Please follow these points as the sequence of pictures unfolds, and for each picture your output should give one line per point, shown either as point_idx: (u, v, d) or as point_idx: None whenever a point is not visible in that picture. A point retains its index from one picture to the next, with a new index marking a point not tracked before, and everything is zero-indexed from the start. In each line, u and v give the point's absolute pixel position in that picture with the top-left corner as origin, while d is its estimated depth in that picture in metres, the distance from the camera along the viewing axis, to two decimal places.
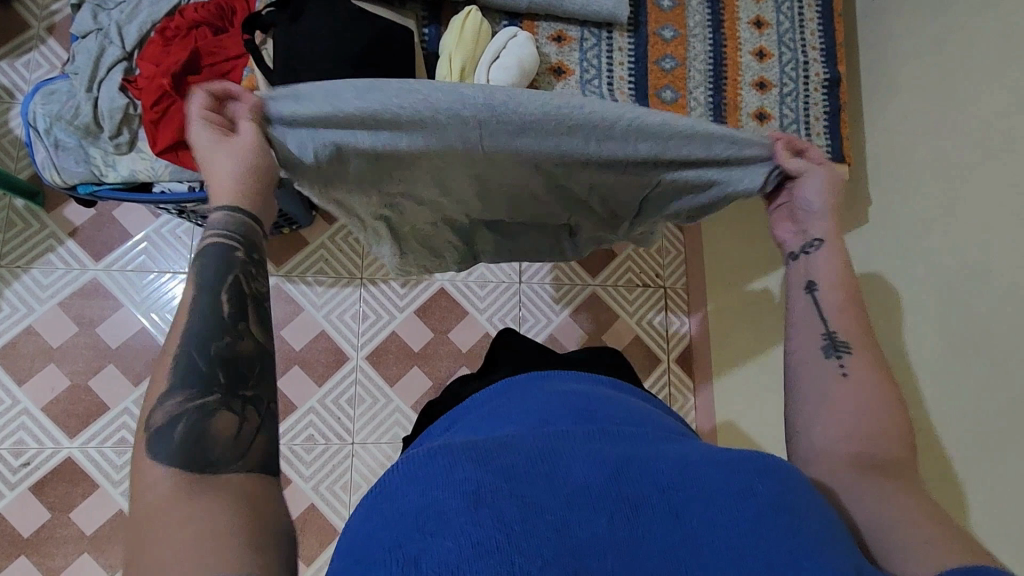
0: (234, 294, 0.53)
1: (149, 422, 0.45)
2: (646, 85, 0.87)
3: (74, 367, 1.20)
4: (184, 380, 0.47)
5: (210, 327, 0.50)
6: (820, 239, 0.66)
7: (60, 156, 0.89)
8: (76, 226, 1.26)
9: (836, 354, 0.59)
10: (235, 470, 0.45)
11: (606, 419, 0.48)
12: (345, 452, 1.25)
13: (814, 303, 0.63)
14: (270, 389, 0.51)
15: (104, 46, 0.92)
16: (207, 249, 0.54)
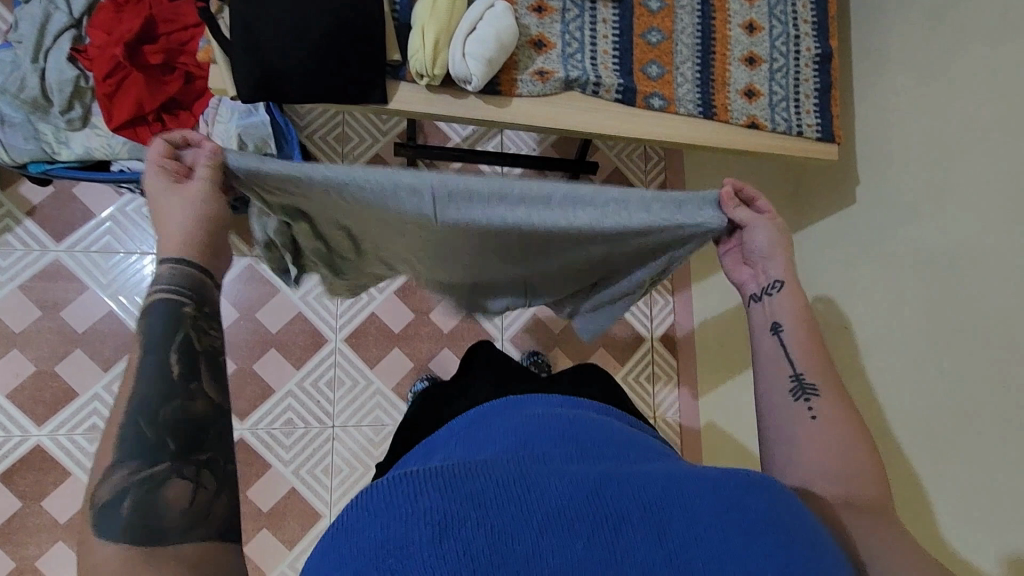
0: (185, 356, 0.48)
1: (94, 497, 0.43)
2: (631, 59, 0.83)
3: (39, 353, 1.16)
4: (132, 450, 0.44)
5: (156, 393, 0.46)
6: (780, 281, 0.61)
7: (7, 133, 0.83)
8: (35, 204, 1.20)
9: (803, 398, 0.57)
10: (186, 542, 0.43)
11: (586, 440, 0.47)
12: (325, 436, 1.24)
13: (781, 345, 0.60)
14: (225, 448, 0.48)
15: (49, 12, 0.85)
16: (152, 304, 0.49)
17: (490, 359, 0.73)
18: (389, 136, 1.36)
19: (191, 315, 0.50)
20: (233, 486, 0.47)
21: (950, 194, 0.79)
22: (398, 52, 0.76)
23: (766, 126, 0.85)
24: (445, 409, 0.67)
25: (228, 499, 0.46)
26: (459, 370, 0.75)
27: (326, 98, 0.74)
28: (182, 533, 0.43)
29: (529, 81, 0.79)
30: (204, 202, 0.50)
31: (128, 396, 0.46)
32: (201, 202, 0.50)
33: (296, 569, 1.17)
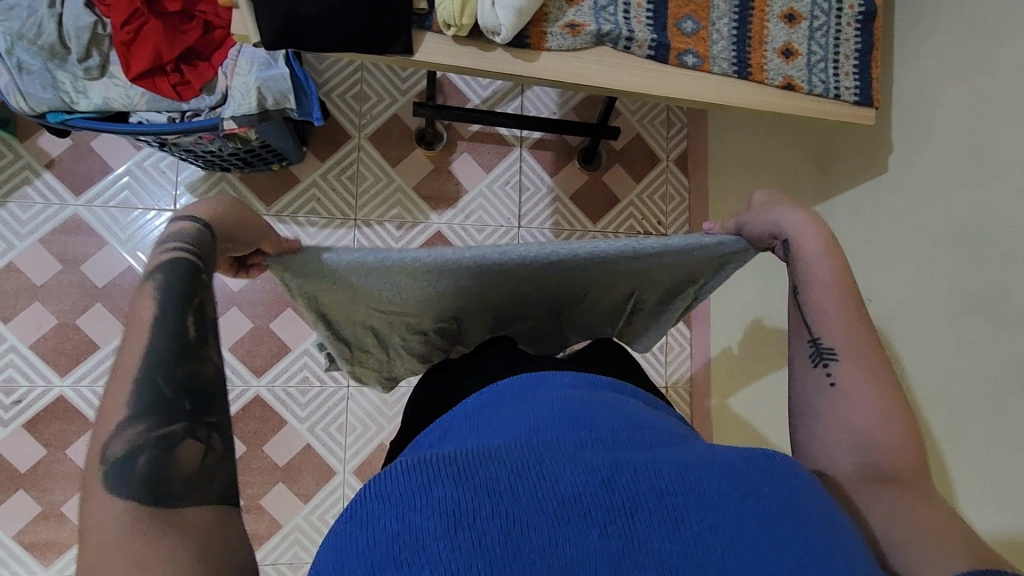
0: (200, 320, 0.50)
1: (105, 453, 0.42)
2: (666, 13, 0.80)
3: (61, 306, 1.17)
4: (147, 407, 0.44)
5: (173, 350, 0.46)
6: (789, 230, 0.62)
7: (25, 80, 0.80)
8: (53, 157, 1.19)
9: (822, 362, 0.57)
10: (199, 505, 0.42)
11: (602, 423, 0.45)
12: (341, 395, 1.25)
13: (800, 310, 0.61)
14: (231, 416, 0.48)
15: None
16: (167, 266, 0.50)
17: (499, 337, 0.71)
18: (407, 96, 1.33)
19: (205, 282, 0.51)
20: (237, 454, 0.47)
21: (988, 162, 0.76)
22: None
23: (803, 88, 0.81)
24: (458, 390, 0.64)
25: (234, 468, 0.46)
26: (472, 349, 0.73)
27: (352, 47, 0.72)
28: (193, 497, 0.42)
29: (559, 34, 0.77)
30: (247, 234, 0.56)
31: (144, 350, 0.46)
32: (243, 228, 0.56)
33: (312, 522, 1.20)
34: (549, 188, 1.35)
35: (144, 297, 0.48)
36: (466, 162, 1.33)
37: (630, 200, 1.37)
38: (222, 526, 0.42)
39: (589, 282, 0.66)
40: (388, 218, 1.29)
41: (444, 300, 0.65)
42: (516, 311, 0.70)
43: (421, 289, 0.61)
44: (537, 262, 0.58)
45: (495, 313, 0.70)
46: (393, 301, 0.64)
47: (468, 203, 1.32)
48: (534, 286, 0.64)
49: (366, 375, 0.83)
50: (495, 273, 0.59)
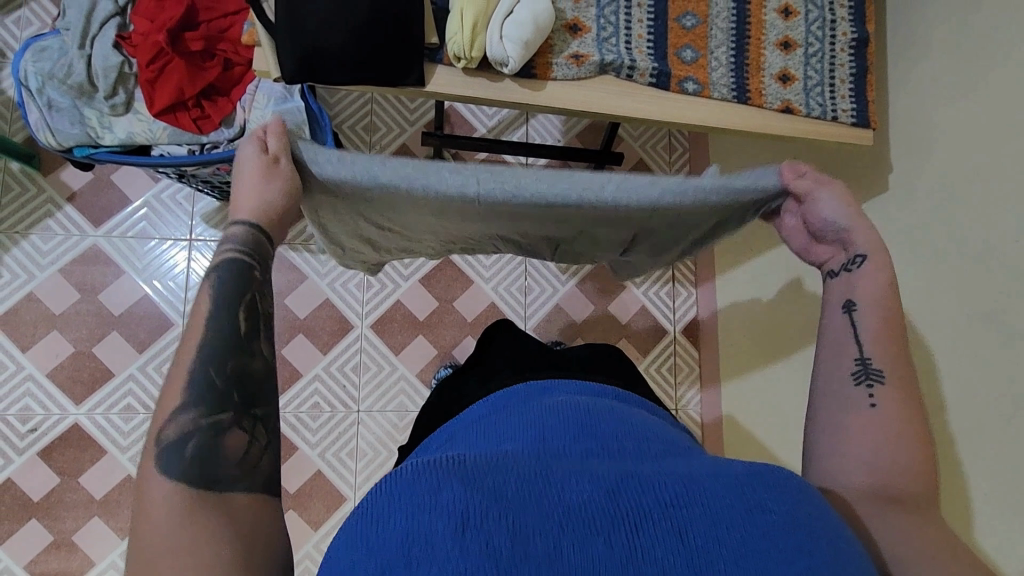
0: (251, 316, 0.52)
1: (159, 434, 0.46)
2: (666, 43, 0.83)
3: (78, 335, 1.19)
4: (199, 397, 0.47)
5: (225, 346, 0.49)
6: (862, 255, 0.59)
7: (53, 117, 0.85)
8: (74, 190, 1.23)
9: (866, 382, 0.56)
10: (242, 490, 0.46)
11: (607, 431, 0.46)
12: (351, 420, 1.26)
13: (851, 325, 0.59)
14: (278, 407, 0.51)
15: None
16: (224, 264, 0.53)
17: (505, 345, 0.71)
18: (415, 126, 1.37)
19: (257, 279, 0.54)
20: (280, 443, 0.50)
21: (983, 181, 0.78)
22: (436, 35, 0.77)
23: (801, 111, 0.84)
24: (461, 397, 0.65)
25: (277, 458, 0.49)
26: (473, 360, 0.72)
27: (372, 77, 0.75)
28: (236, 482, 0.45)
29: (564, 64, 0.80)
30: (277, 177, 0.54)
31: (194, 346, 0.49)
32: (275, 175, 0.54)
33: (321, 550, 1.19)
34: None
35: (201, 292, 0.52)
36: None
37: None
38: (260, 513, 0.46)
39: (591, 231, 0.63)
40: None
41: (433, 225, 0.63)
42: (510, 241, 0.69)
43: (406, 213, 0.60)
44: (527, 206, 0.56)
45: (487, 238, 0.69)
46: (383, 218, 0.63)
47: None
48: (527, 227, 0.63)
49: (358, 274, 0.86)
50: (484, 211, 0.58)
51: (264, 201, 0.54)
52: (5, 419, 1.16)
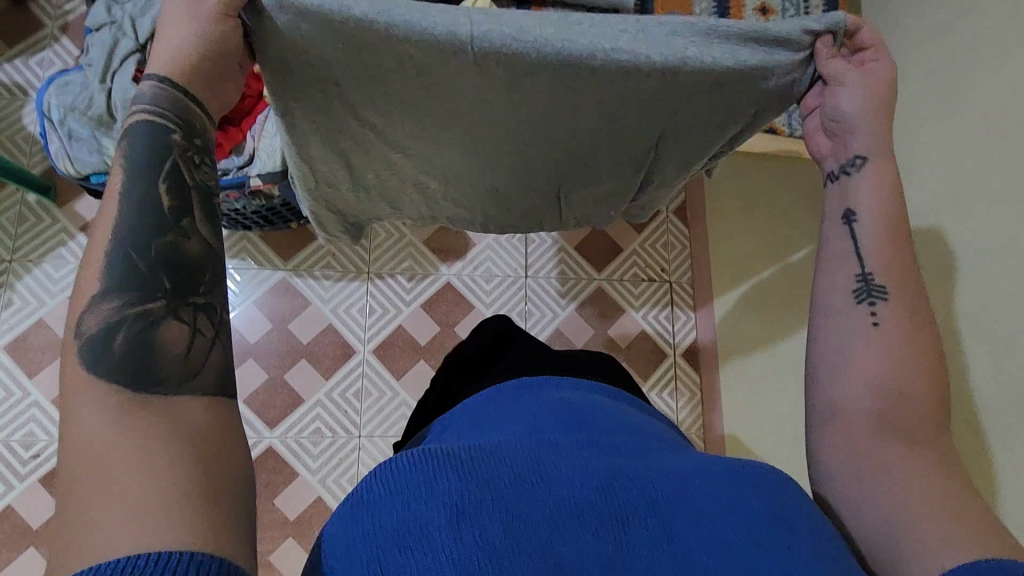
0: (177, 192, 0.49)
1: (80, 328, 0.42)
2: None
3: None
4: (123, 284, 0.44)
5: (149, 226, 0.46)
6: (865, 156, 0.62)
7: (74, 146, 0.90)
8: (87, 220, 1.27)
9: (868, 300, 0.56)
10: (186, 394, 0.42)
11: (598, 427, 0.48)
12: (352, 445, 1.26)
13: (851, 235, 0.60)
14: (220, 296, 0.49)
15: (117, 38, 0.92)
16: (140, 133, 0.50)
17: (516, 355, 0.68)
18: None
19: (177, 148, 0.51)
20: (228, 333, 0.48)
21: None
22: None
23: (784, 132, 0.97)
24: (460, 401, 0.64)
25: (224, 353, 0.47)
26: (479, 352, 0.70)
27: None
28: (177, 383, 0.42)
29: None
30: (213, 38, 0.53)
31: (112, 230, 0.46)
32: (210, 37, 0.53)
33: None
34: (553, 240, 1.41)
35: (115, 168, 0.49)
36: None
37: (632, 249, 1.43)
38: (212, 424, 0.42)
39: (609, 108, 0.68)
40: (400, 270, 1.36)
41: (413, 102, 0.67)
42: (488, 136, 0.72)
43: (384, 82, 0.64)
44: (520, 62, 0.61)
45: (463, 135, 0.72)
46: (352, 98, 0.66)
47: (475, 255, 1.38)
48: (523, 97, 0.66)
49: (326, 217, 0.86)
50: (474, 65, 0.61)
51: (188, 45, 0.53)
52: (8, 445, 1.16)
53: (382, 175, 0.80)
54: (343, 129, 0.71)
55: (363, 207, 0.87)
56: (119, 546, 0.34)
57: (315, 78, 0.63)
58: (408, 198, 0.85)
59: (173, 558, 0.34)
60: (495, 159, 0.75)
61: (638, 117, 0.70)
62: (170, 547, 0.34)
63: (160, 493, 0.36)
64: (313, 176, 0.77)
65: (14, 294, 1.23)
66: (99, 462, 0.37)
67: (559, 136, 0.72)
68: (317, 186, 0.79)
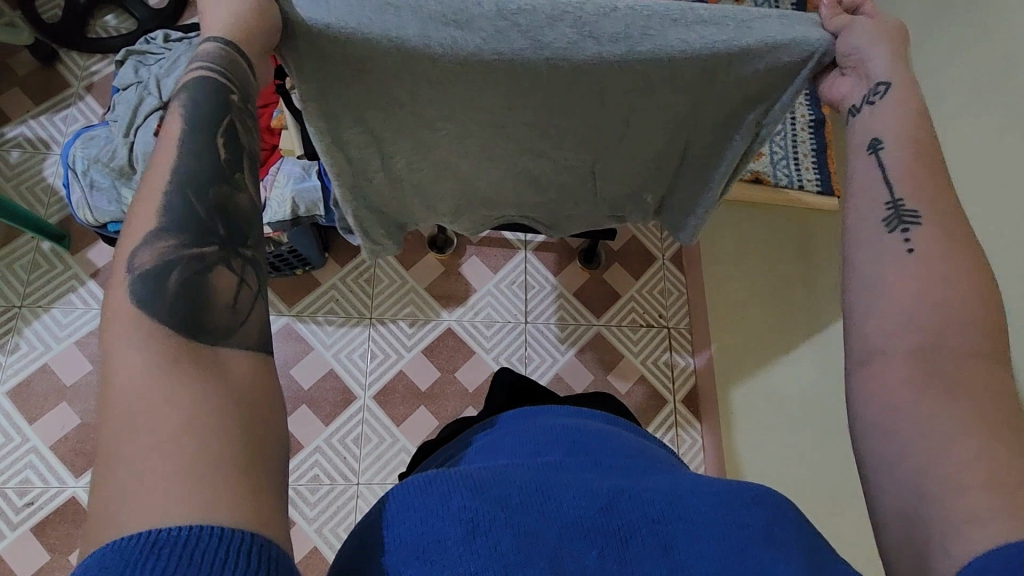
0: (231, 147, 0.55)
1: (133, 263, 0.45)
2: None
3: (86, 406, 1.22)
4: (180, 225, 0.47)
5: (207, 172, 0.51)
6: (886, 82, 0.62)
7: (94, 196, 0.94)
8: (98, 267, 1.31)
9: (901, 227, 0.55)
10: (234, 346, 0.45)
11: (595, 450, 0.55)
12: (350, 493, 1.24)
13: (877, 163, 0.60)
14: (263, 255, 0.53)
15: (142, 96, 0.98)
16: (199, 87, 0.55)
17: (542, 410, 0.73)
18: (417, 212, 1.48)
19: (232, 104, 0.57)
20: (267, 293, 0.51)
21: None
22: None
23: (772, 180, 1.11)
24: None
25: (265, 307, 0.50)
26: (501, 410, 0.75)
27: None
28: (225, 326, 0.45)
29: None
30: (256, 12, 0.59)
31: (171, 176, 0.49)
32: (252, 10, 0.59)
33: None
34: (553, 286, 1.44)
35: (176, 116, 0.54)
36: (475, 265, 1.44)
37: (630, 295, 1.45)
38: (260, 386, 0.44)
39: (640, 59, 0.65)
40: (401, 316, 1.38)
41: (434, 75, 0.67)
42: (512, 113, 0.73)
43: (400, 57, 0.64)
44: (537, 17, 0.62)
45: (488, 111, 0.73)
46: (386, 83, 0.68)
47: (476, 300, 1.41)
48: (545, 62, 0.65)
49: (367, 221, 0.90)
50: (488, 16, 0.62)
51: (235, 18, 0.59)
52: (2, 492, 1.15)
53: (416, 168, 0.84)
54: (377, 111, 0.73)
55: (396, 203, 0.91)
56: (175, 516, 0.34)
57: (344, 67, 0.66)
58: (445, 191, 0.90)
59: (236, 536, 0.35)
60: (524, 140, 0.78)
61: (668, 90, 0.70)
62: (234, 525, 0.35)
63: (219, 466, 0.37)
64: (350, 168, 0.80)
65: (20, 340, 1.25)
66: (158, 425, 0.38)
67: (588, 123, 0.75)
68: (356, 180, 0.83)
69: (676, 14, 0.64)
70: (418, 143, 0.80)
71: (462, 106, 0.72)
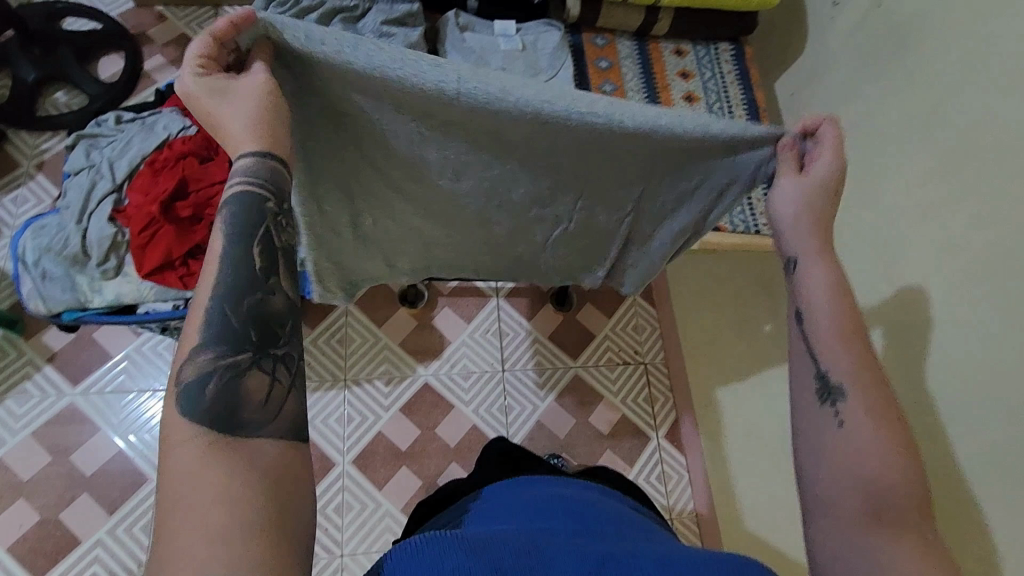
0: (268, 253, 0.52)
1: (179, 376, 0.45)
2: (584, 58, 0.98)
3: (46, 500, 1.16)
4: (217, 337, 0.46)
5: (240, 284, 0.49)
6: (796, 257, 0.63)
7: (46, 286, 0.90)
8: (55, 350, 1.26)
9: (830, 401, 0.56)
10: (266, 440, 0.45)
11: (589, 517, 0.55)
12: (334, 566, 1.19)
13: (805, 341, 0.60)
14: (297, 350, 0.51)
15: (95, 180, 0.96)
16: (235, 199, 0.53)
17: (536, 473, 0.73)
18: None
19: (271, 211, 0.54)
20: (303, 385, 0.50)
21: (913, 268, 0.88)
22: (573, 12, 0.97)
23: (727, 228, 1.15)
24: None
25: (300, 402, 0.49)
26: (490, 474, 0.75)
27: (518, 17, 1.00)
28: (259, 429, 0.45)
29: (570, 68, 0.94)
30: (257, 94, 0.55)
31: (212, 290, 0.48)
32: (254, 94, 0.55)
33: None
34: (528, 331, 1.44)
35: (218, 228, 0.52)
36: (448, 316, 1.43)
37: (605, 334, 1.46)
38: (289, 466, 0.45)
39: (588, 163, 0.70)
40: (376, 375, 1.36)
41: (409, 136, 0.68)
42: (471, 188, 0.75)
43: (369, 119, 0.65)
44: (498, 112, 0.62)
45: (449, 180, 0.74)
46: (363, 146, 0.70)
47: (452, 352, 1.40)
48: (506, 143, 0.68)
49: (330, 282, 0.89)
50: (478, 112, 0.62)
51: (239, 111, 0.55)
52: None
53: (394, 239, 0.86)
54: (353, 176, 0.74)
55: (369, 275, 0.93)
56: None
57: (318, 132, 0.67)
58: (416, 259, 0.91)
59: None
60: (485, 215, 0.81)
61: (615, 176, 0.73)
62: None
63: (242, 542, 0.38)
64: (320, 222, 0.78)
65: None
66: (181, 523, 0.38)
67: (556, 204, 0.78)
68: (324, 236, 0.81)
69: (642, 137, 0.65)
70: (387, 211, 0.81)
71: (427, 176, 0.74)
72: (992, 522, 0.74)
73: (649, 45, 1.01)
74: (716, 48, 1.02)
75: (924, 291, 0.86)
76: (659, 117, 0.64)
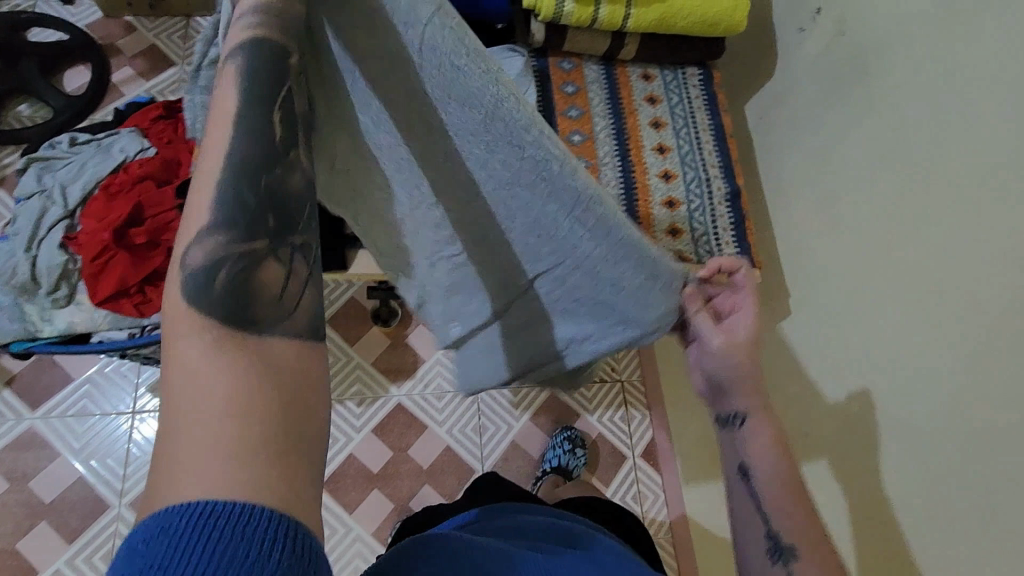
0: (287, 121, 0.44)
1: (184, 258, 0.38)
2: (549, 82, 0.96)
3: (4, 530, 1.13)
4: (229, 213, 0.39)
5: (258, 152, 0.41)
6: (744, 415, 0.61)
7: None
8: (14, 373, 1.22)
9: (781, 559, 0.55)
10: (280, 336, 0.38)
11: (578, 544, 0.62)
12: None
13: (750, 497, 0.59)
14: (315, 236, 0.44)
15: (47, 207, 0.93)
16: (252, 43, 0.44)
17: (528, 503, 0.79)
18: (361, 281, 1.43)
19: (291, 66, 0.46)
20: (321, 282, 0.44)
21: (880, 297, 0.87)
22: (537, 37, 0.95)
23: None
24: None
25: (317, 298, 0.42)
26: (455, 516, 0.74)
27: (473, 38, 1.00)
28: (272, 326, 0.38)
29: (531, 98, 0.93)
30: None
31: (220, 162, 0.40)
32: None
33: None
34: None
35: (228, 83, 0.44)
36: (421, 334, 1.41)
37: None
38: (307, 366, 0.38)
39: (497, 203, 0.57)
40: (348, 396, 1.33)
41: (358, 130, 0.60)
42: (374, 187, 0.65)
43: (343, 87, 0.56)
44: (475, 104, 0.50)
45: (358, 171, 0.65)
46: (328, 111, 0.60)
47: (426, 372, 1.38)
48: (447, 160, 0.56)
49: None
50: (463, 101, 0.51)
51: None
52: None
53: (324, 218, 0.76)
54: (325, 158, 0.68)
55: None
56: (212, 495, 0.30)
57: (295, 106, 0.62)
58: None
59: (259, 527, 0.30)
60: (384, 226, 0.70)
61: (529, 236, 0.59)
62: (272, 507, 0.31)
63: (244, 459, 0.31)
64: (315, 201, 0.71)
65: None
66: (185, 430, 0.32)
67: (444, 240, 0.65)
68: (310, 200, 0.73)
69: (579, 215, 0.54)
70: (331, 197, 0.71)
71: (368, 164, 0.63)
72: (954, 556, 0.74)
73: (615, 69, 1.00)
74: (684, 74, 1.02)
75: (891, 322, 0.85)
76: (622, 220, 0.53)
